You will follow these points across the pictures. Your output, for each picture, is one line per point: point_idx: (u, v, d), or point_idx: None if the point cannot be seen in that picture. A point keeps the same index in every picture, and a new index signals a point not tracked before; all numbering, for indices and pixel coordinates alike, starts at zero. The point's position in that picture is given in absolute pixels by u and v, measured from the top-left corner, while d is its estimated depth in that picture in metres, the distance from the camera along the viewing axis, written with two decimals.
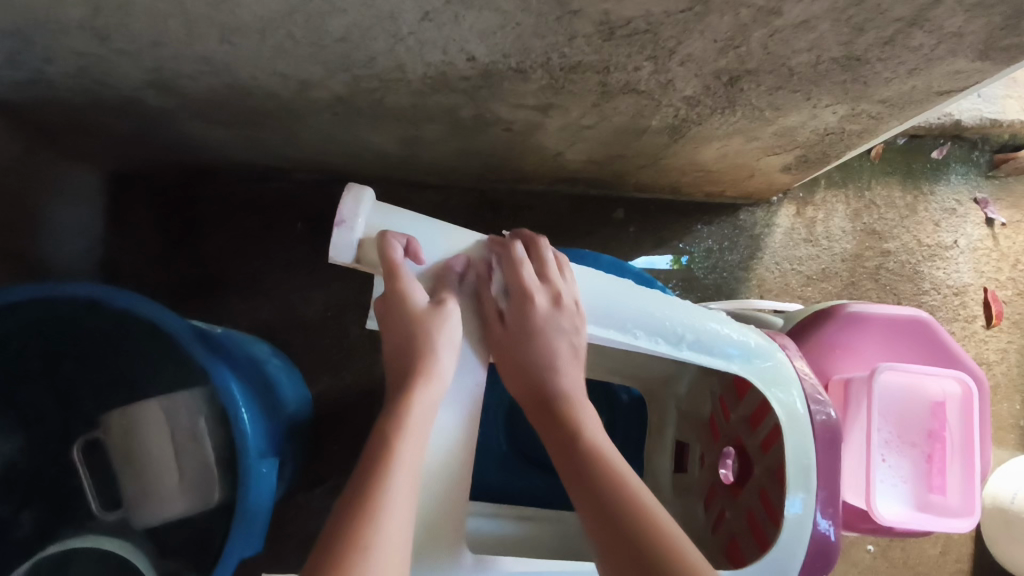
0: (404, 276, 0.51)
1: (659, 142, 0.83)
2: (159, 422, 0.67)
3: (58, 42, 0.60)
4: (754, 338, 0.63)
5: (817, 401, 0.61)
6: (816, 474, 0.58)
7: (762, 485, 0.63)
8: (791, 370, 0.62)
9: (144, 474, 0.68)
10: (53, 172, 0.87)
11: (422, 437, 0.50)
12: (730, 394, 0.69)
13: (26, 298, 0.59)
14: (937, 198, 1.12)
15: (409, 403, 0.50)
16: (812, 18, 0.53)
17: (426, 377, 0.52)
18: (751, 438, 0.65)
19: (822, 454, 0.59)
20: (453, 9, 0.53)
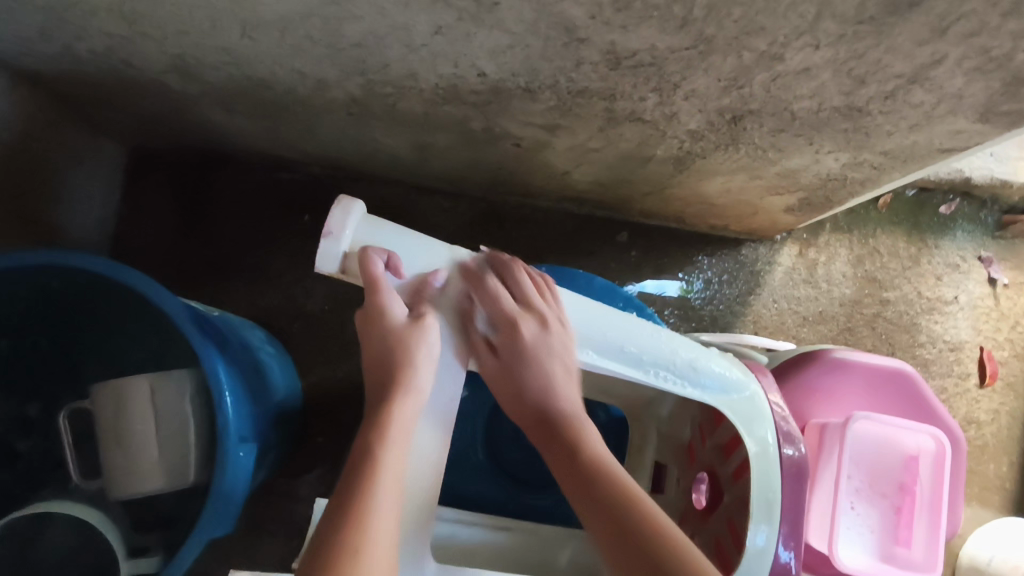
0: (383, 291, 0.52)
1: (664, 171, 0.84)
2: (143, 399, 0.66)
3: (88, 21, 0.63)
4: (731, 369, 0.60)
5: (788, 436, 0.59)
6: (780, 508, 0.57)
7: (730, 512, 0.61)
8: (765, 405, 0.60)
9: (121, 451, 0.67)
10: (74, 143, 0.90)
11: (403, 448, 0.52)
12: (705, 420, 0.67)
13: (36, 263, 0.61)
14: (941, 252, 1.12)
15: (390, 414, 0.52)
16: (813, 66, 0.54)
17: (403, 391, 0.53)
18: (723, 467, 0.63)
19: (787, 488, 0.57)
20: (464, 26, 0.54)
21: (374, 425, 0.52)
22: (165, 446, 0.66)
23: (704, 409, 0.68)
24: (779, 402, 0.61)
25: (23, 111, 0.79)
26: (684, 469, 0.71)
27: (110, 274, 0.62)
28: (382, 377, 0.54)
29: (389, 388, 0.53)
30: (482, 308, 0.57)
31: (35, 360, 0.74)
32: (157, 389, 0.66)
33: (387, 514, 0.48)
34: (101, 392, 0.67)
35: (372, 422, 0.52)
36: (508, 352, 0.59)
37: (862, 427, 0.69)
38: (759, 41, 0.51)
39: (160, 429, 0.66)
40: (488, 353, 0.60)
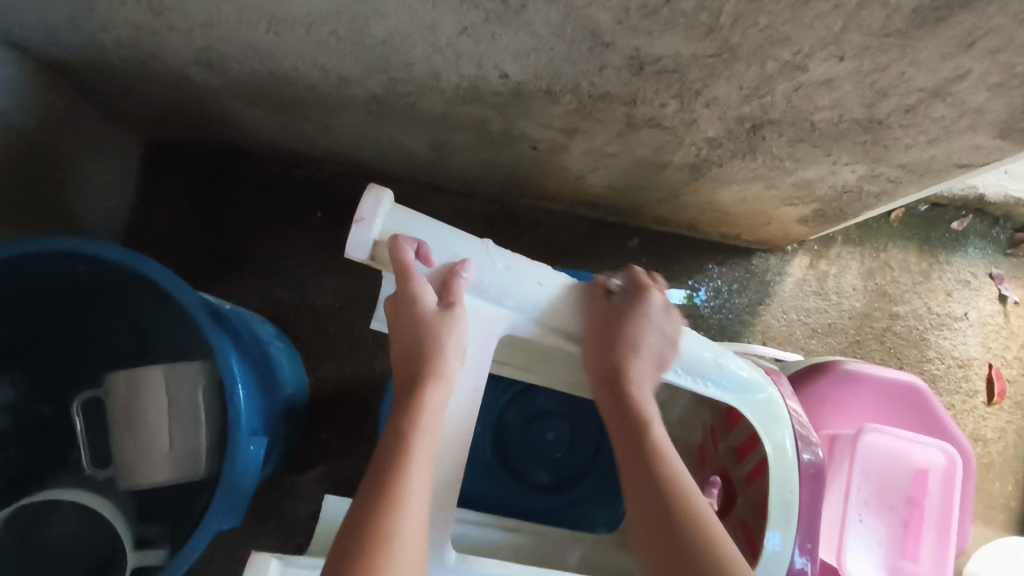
0: (415, 278, 0.52)
1: (680, 178, 0.84)
2: (157, 389, 0.67)
3: (116, 13, 0.63)
4: (749, 371, 0.60)
5: (806, 442, 0.59)
6: (797, 510, 0.56)
7: (745, 517, 0.61)
8: (783, 410, 0.60)
9: (130, 440, 0.67)
10: (93, 132, 0.90)
11: (434, 436, 0.52)
12: (720, 423, 0.68)
13: (54, 250, 0.61)
14: (952, 268, 1.12)
15: (420, 403, 0.52)
16: (836, 77, 0.54)
17: (432, 382, 0.53)
18: (738, 470, 0.64)
19: (804, 493, 0.57)
20: (490, 27, 0.55)
21: (404, 413, 0.52)
22: (177, 436, 0.67)
23: (718, 413, 0.68)
24: (795, 408, 0.61)
25: (45, 99, 0.80)
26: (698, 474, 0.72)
27: (126, 263, 0.62)
28: (411, 366, 0.54)
29: (419, 378, 0.53)
30: (509, 299, 0.57)
31: (48, 346, 0.74)
32: (172, 378, 0.66)
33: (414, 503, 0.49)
34: (116, 379, 0.68)
35: (402, 410, 0.52)
36: (607, 323, 0.60)
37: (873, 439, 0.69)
38: (783, 51, 0.51)
39: (172, 419, 0.66)
40: (591, 313, 0.60)
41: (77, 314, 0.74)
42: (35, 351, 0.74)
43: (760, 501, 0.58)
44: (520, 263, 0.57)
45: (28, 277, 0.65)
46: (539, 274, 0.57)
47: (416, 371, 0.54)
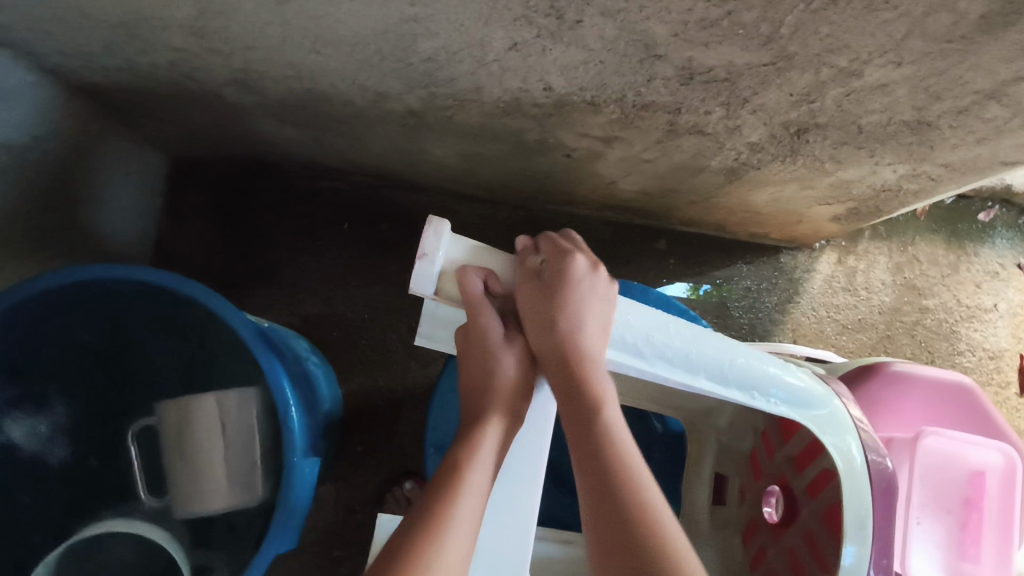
0: (483, 313, 0.54)
1: (715, 182, 0.84)
2: (211, 419, 0.68)
3: (157, 37, 0.63)
4: (811, 384, 0.59)
5: (874, 449, 0.58)
6: (873, 526, 0.54)
7: (808, 528, 0.60)
8: (847, 417, 0.59)
9: (187, 472, 0.68)
10: (120, 153, 0.90)
11: (489, 462, 0.54)
12: (774, 434, 0.67)
13: (106, 276, 0.61)
14: (980, 260, 1.12)
15: (480, 433, 0.55)
16: (890, 83, 0.54)
17: (495, 416, 0.56)
18: (797, 480, 0.63)
19: (878, 505, 0.55)
20: (541, 43, 0.55)
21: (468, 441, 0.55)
22: (231, 464, 0.67)
23: (773, 421, 0.67)
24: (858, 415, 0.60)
25: (76, 123, 0.80)
26: (750, 485, 0.71)
27: (177, 289, 0.62)
28: (481, 397, 0.57)
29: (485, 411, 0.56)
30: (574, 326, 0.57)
31: (96, 377, 0.74)
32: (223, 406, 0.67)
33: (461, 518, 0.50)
34: (172, 406, 0.69)
35: (466, 437, 0.56)
36: (543, 281, 0.57)
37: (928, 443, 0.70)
38: (840, 58, 0.51)
39: (228, 446, 0.67)
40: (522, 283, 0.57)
41: (122, 344, 0.74)
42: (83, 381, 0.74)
43: (829, 510, 0.58)
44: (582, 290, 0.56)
45: (76, 302, 0.65)
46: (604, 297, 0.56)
47: (482, 404, 0.57)
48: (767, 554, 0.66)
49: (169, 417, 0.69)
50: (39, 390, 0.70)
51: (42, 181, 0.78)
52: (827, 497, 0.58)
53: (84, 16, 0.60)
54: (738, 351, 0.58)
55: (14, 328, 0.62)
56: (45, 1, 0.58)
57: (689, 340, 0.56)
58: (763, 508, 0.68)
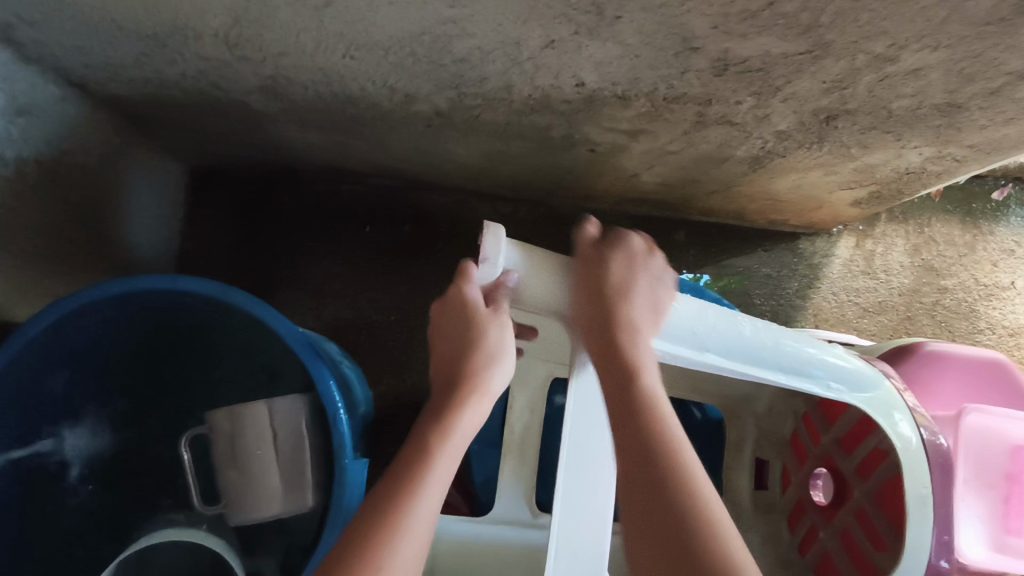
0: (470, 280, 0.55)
1: (738, 171, 0.85)
2: (257, 428, 0.67)
3: (189, 48, 0.63)
4: (859, 365, 0.60)
5: (929, 428, 0.59)
6: (934, 504, 0.56)
7: (861, 507, 0.63)
8: (892, 392, 0.60)
9: (235, 484, 0.67)
10: (143, 163, 0.90)
11: (456, 453, 0.55)
12: (818, 418, 0.70)
13: (150, 289, 0.63)
14: (996, 238, 1.13)
15: (457, 408, 0.56)
16: (924, 66, 0.55)
17: (476, 396, 0.57)
18: (846, 462, 0.66)
19: (937, 481, 0.57)
20: (578, 40, 0.55)
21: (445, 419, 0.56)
22: (281, 472, 0.67)
23: (815, 404, 0.71)
24: (909, 395, 0.62)
25: (101, 135, 0.80)
26: (793, 470, 0.74)
27: (220, 296, 0.63)
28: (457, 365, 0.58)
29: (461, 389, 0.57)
30: None
31: (147, 379, 0.77)
32: (269, 415, 0.67)
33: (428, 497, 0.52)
34: (217, 417, 0.68)
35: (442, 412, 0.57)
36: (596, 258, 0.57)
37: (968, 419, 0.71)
38: (876, 44, 0.52)
39: (279, 454, 0.67)
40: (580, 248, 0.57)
41: (172, 347, 0.76)
42: (133, 385, 0.77)
43: (891, 484, 0.60)
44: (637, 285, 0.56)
45: (121, 314, 0.67)
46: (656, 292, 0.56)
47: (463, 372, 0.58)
48: (816, 535, 0.69)
49: (217, 428, 0.68)
50: (87, 398, 0.73)
51: (73, 195, 0.78)
52: (881, 476, 0.61)
53: (117, 29, 0.60)
54: (789, 337, 0.59)
55: (62, 341, 0.64)
56: (79, 16, 0.59)
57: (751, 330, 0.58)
58: (811, 491, 0.71)
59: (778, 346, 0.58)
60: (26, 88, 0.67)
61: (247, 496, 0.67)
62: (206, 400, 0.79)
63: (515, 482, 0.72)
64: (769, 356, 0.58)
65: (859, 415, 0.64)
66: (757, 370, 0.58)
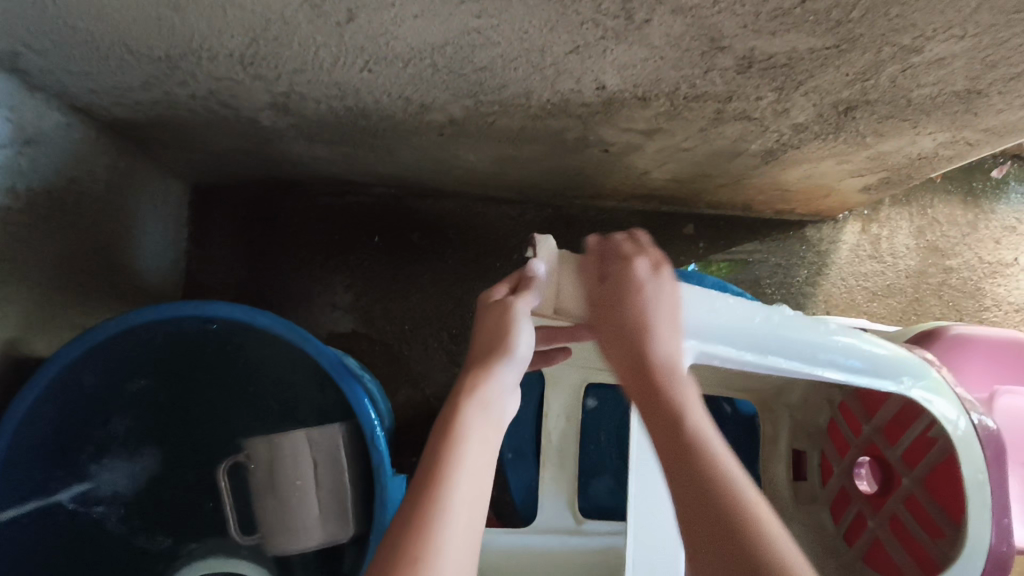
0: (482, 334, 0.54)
1: (750, 164, 0.85)
2: (299, 454, 0.66)
3: (202, 68, 0.62)
4: (905, 355, 0.62)
5: (978, 415, 0.62)
6: (991, 489, 0.59)
7: (910, 494, 0.67)
8: (936, 375, 0.63)
9: (272, 515, 0.67)
10: (147, 185, 0.88)
11: (480, 443, 0.49)
12: (857, 408, 0.74)
13: (175, 315, 0.62)
14: (997, 216, 1.15)
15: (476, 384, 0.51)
16: (949, 55, 0.55)
17: (480, 370, 0.52)
18: (891, 450, 0.70)
19: (992, 467, 0.60)
20: (603, 44, 0.54)
21: (449, 426, 0.49)
22: (325, 499, 0.66)
23: (852, 395, 0.74)
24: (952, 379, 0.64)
25: (106, 160, 0.78)
26: (834, 460, 0.77)
27: (245, 319, 0.63)
28: (472, 358, 0.54)
29: (466, 390, 0.51)
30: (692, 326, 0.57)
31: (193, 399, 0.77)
32: (316, 440, 0.67)
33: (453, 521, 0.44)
34: (255, 448, 0.68)
35: (447, 420, 0.50)
36: (601, 278, 0.57)
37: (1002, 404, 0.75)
38: (904, 37, 0.52)
39: (320, 478, 0.66)
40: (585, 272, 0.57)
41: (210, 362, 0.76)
42: (171, 404, 0.76)
43: (939, 468, 0.64)
44: (694, 293, 0.58)
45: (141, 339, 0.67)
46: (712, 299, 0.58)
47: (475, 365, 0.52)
48: (865, 522, 0.72)
49: (258, 455, 0.68)
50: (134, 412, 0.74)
51: (83, 224, 0.76)
52: (931, 462, 0.65)
53: (128, 53, 0.59)
54: (836, 332, 0.60)
55: (82, 373, 0.64)
56: (91, 42, 0.57)
57: (805, 335, 0.59)
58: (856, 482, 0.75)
59: (827, 341, 0.60)
60: (33, 116, 0.66)
61: (288, 525, 0.66)
62: (253, 415, 0.78)
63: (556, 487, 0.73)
64: (817, 351, 0.60)
65: (904, 402, 0.68)
66: (810, 367, 0.60)
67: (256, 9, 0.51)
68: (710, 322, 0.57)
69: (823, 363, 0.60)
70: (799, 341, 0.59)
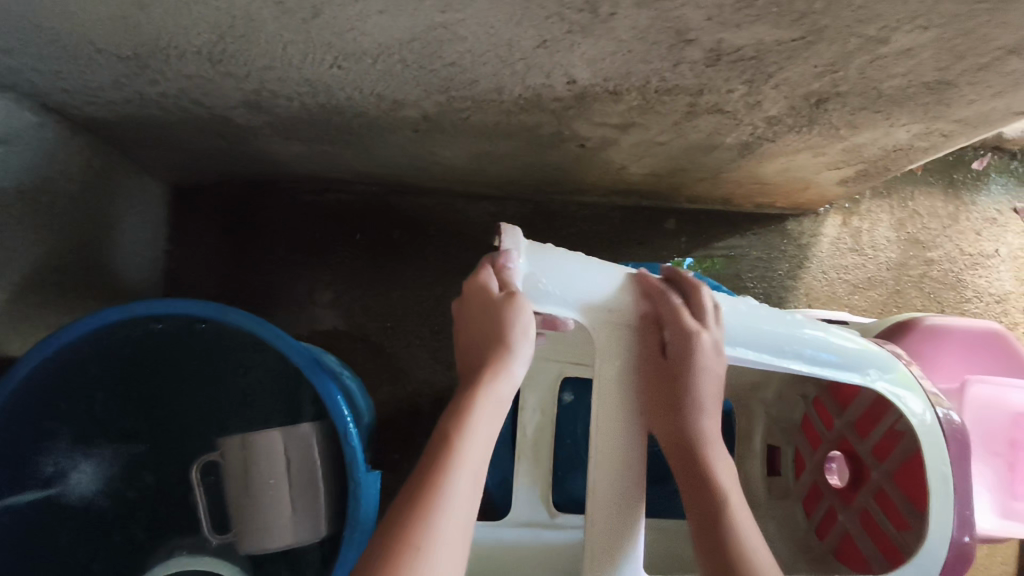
0: (483, 342, 0.54)
1: (727, 157, 0.85)
2: (270, 455, 0.66)
3: (171, 66, 0.61)
4: (872, 348, 0.63)
5: (942, 408, 0.62)
6: (954, 481, 0.59)
7: (879, 487, 0.67)
8: (903, 367, 0.63)
9: (243, 516, 0.66)
10: (122, 185, 0.88)
11: (482, 441, 0.51)
12: (830, 402, 0.75)
13: (143, 314, 0.62)
14: (978, 207, 1.15)
15: (482, 391, 0.52)
16: (916, 46, 0.55)
17: (494, 374, 0.52)
18: (861, 444, 0.70)
19: (956, 460, 0.60)
20: (571, 38, 0.54)
21: (454, 424, 0.50)
22: (294, 501, 0.66)
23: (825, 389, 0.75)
24: (919, 372, 0.65)
25: (81, 161, 0.78)
26: (807, 455, 0.78)
27: (214, 317, 0.63)
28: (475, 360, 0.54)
29: (475, 390, 0.52)
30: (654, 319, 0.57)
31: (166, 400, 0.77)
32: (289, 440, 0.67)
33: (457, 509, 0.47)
34: (228, 444, 0.67)
35: (456, 413, 0.51)
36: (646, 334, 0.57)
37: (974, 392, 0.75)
38: (869, 27, 0.52)
39: (290, 479, 0.66)
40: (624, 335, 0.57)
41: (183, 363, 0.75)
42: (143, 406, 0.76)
43: (907, 462, 0.64)
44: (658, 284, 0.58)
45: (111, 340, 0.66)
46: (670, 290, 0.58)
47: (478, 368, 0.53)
48: (835, 516, 0.72)
49: (230, 456, 0.67)
50: (112, 413, 0.74)
51: (55, 224, 0.76)
52: (899, 455, 0.65)
53: (95, 51, 0.59)
54: (803, 324, 0.60)
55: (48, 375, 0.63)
56: (57, 40, 0.57)
57: (772, 329, 0.59)
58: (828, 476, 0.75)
59: (795, 332, 0.60)
60: (2, 116, 0.65)
61: (256, 526, 0.66)
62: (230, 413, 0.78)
63: (530, 484, 0.74)
64: (785, 344, 0.59)
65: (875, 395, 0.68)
66: (777, 358, 0.59)
67: (221, 6, 0.51)
68: None
69: (791, 355, 0.60)
70: (763, 332, 0.59)
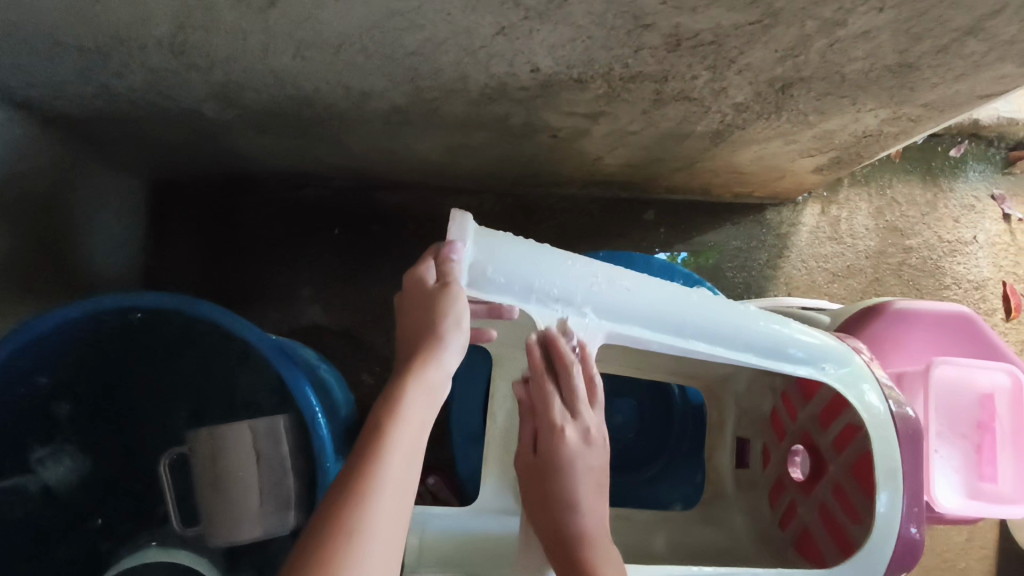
0: (414, 330, 0.52)
1: (700, 146, 0.85)
2: (242, 452, 0.67)
3: (135, 59, 0.62)
4: (828, 343, 0.65)
5: (897, 401, 0.64)
6: (902, 476, 0.61)
7: (837, 480, 0.67)
8: (859, 362, 0.65)
9: (213, 511, 0.67)
10: (97, 181, 0.88)
11: (414, 432, 0.48)
12: (796, 394, 0.75)
13: (111, 307, 0.62)
14: (956, 194, 1.16)
15: (412, 381, 0.49)
16: (874, 28, 0.55)
17: (423, 361, 0.50)
18: (821, 436, 0.70)
19: (907, 449, 0.62)
20: (529, 25, 0.55)
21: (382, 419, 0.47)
22: (265, 497, 0.67)
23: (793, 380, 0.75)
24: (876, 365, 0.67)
25: (52, 157, 0.78)
26: (773, 446, 0.78)
27: (182, 309, 0.63)
28: (407, 350, 0.52)
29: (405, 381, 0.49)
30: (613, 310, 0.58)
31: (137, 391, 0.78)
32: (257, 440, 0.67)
33: (390, 500, 0.44)
34: (197, 440, 0.68)
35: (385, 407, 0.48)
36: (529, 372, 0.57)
37: (944, 374, 0.76)
38: (825, 9, 0.52)
39: (261, 477, 0.67)
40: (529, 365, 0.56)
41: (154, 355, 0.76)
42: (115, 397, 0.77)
43: (859, 459, 0.65)
44: (620, 274, 0.59)
45: (80, 333, 0.67)
46: (627, 278, 0.58)
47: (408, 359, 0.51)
48: (796, 508, 0.73)
49: (200, 451, 0.68)
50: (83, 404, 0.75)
51: (27, 219, 0.76)
52: (853, 452, 0.65)
53: (57, 44, 0.59)
54: (760, 317, 0.63)
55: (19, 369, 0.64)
56: (18, 33, 0.57)
57: (729, 324, 0.61)
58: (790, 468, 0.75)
59: (750, 326, 0.62)
60: None
61: (226, 523, 0.66)
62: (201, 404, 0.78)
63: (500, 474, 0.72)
64: (737, 337, 0.62)
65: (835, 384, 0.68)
66: (730, 349, 0.62)
67: None
68: (625, 301, 0.58)
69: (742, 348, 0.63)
70: (719, 323, 0.61)
